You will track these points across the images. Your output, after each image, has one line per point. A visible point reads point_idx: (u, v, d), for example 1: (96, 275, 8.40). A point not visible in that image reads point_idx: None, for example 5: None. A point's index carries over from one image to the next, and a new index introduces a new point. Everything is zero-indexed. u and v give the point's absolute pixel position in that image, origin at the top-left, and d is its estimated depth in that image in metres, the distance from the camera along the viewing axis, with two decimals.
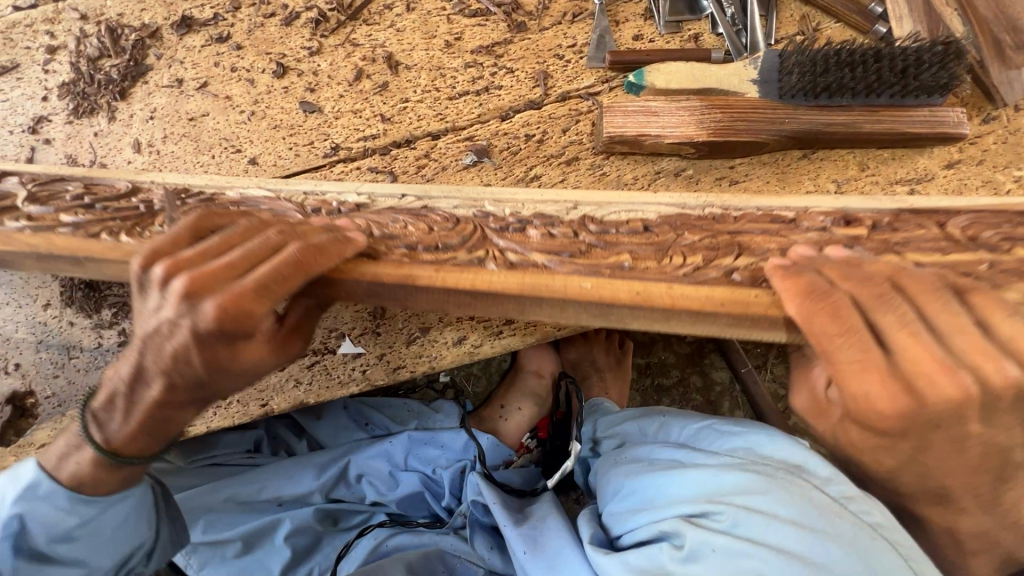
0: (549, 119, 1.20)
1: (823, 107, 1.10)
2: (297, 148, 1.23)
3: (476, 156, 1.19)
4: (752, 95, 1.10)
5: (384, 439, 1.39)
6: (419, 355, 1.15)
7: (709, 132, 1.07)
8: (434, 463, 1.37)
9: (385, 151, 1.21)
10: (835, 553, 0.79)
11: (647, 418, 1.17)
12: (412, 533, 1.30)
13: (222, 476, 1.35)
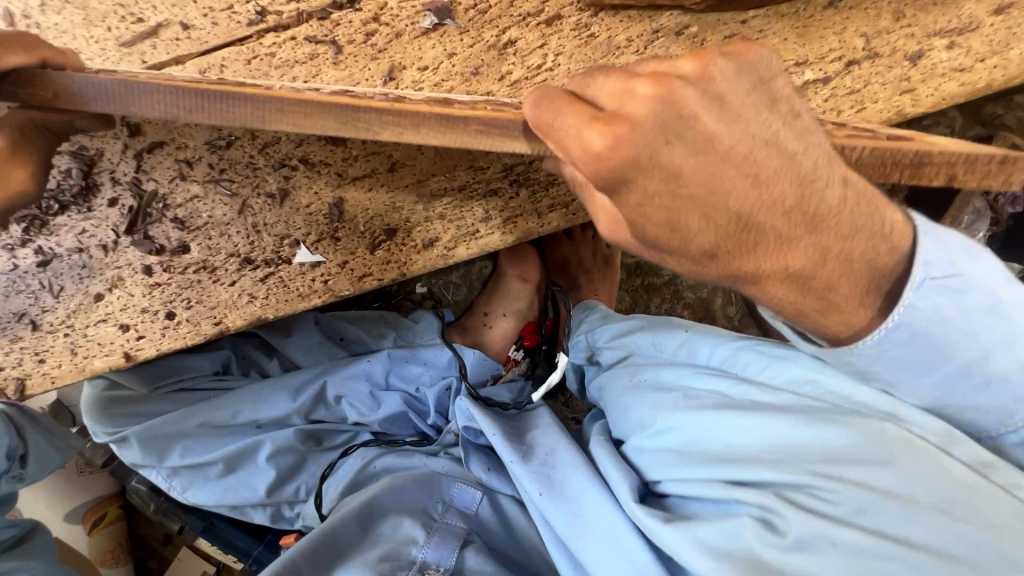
0: None
1: None
2: (213, 15, 0.98)
3: (437, 18, 0.97)
4: None
5: (361, 358, 1.31)
6: (387, 262, 1.05)
7: None
8: (417, 380, 1.31)
9: (322, 13, 0.98)
10: (1011, 550, 0.60)
11: (663, 329, 1.01)
12: (401, 455, 1.23)
13: (192, 401, 1.27)
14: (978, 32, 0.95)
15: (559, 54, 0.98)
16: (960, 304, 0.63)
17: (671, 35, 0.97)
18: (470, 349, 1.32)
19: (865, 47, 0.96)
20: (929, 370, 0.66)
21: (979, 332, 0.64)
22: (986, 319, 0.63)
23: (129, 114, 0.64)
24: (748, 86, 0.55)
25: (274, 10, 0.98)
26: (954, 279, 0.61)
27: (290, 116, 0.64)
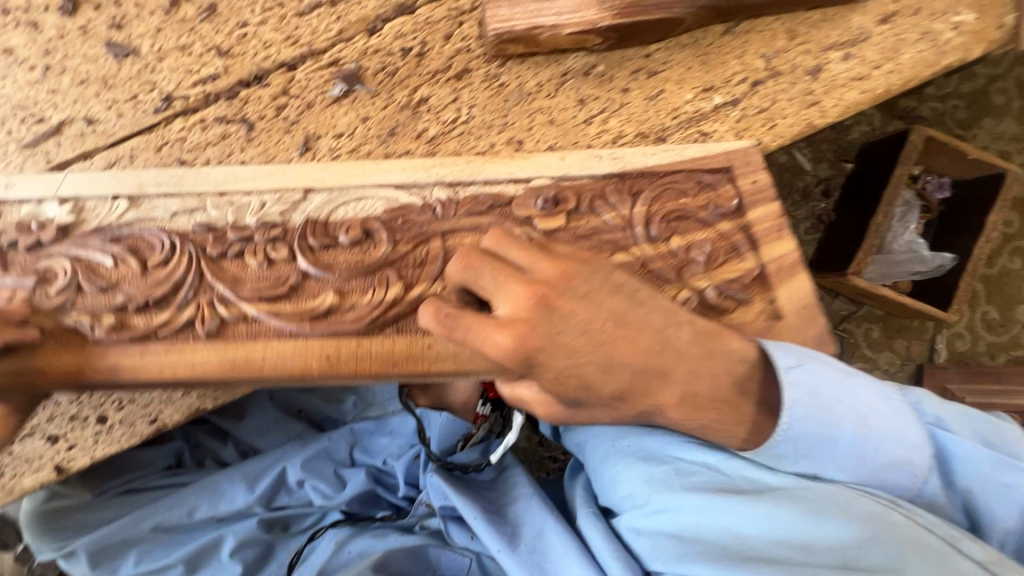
0: (425, 26, 0.98)
1: None
2: (118, 107, 0.97)
3: (346, 85, 0.98)
4: None
5: (321, 437, 1.27)
6: None
7: (614, 12, 0.89)
8: (384, 452, 1.28)
9: (231, 93, 0.98)
10: None
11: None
12: (377, 537, 1.15)
13: (143, 503, 1.20)
14: (869, 42, 1.00)
15: (474, 106, 0.98)
16: (825, 389, 0.76)
17: (579, 76, 0.99)
18: (437, 413, 1.27)
19: (767, 66, 0.99)
20: (832, 442, 0.76)
21: (850, 403, 0.76)
22: (850, 395, 0.77)
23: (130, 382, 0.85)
24: (596, 280, 0.72)
25: (180, 95, 0.97)
26: (808, 369, 0.76)
27: (261, 368, 0.85)
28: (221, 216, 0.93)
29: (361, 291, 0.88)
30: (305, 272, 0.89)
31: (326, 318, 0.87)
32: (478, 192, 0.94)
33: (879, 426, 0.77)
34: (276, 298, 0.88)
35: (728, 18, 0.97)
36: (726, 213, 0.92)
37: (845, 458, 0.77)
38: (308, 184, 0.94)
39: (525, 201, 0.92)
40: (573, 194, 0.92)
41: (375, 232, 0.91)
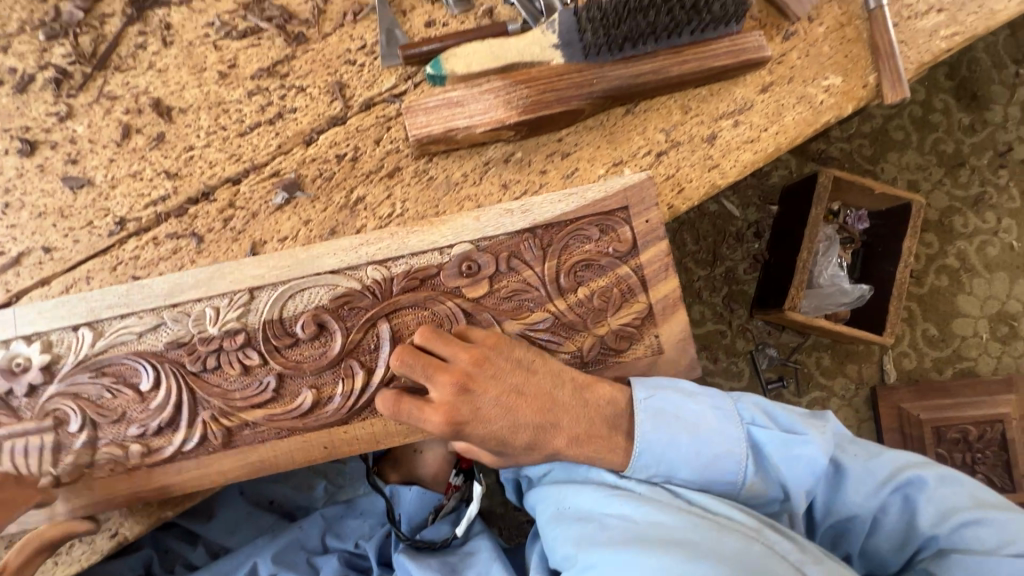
0: (356, 133, 1.08)
1: (630, 59, 1.05)
2: (74, 233, 1.04)
3: (287, 193, 1.06)
4: (555, 62, 1.04)
5: (292, 526, 1.28)
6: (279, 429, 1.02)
7: (519, 111, 1.01)
8: (356, 535, 1.29)
9: (180, 211, 1.05)
10: None
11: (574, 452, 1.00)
12: None
13: None
14: (753, 109, 1.12)
15: (407, 200, 1.07)
16: (669, 407, 0.95)
17: (500, 163, 1.09)
18: (405, 487, 1.28)
19: (667, 139, 1.10)
20: (676, 450, 0.94)
21: (697, 420, 0.94)
22: (692, 409, 0.95)
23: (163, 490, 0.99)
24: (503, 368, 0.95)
25: (132, 217, 1.05)
26: (659, 393, 0.96)
27: (267, 469, 1.01)
28: (185, 330, 1.01)
29: (333, 382, 1.03)
30: (279, 375, 1.02)
31: (311, 415, 1.02)
32: (409, 266, 1.04)
33: (712, 433, 0.93)
34: (266, 402, 1.01)
35: (626, 102, 1.09)
36: (624, 257, 1.07)
37: (688, 460, 0.93)
38: (252, 285, 1.02)
39: (451, 272, 1.04)
40: (493, 257, 1.04)
41: (328, 322, 1.02)
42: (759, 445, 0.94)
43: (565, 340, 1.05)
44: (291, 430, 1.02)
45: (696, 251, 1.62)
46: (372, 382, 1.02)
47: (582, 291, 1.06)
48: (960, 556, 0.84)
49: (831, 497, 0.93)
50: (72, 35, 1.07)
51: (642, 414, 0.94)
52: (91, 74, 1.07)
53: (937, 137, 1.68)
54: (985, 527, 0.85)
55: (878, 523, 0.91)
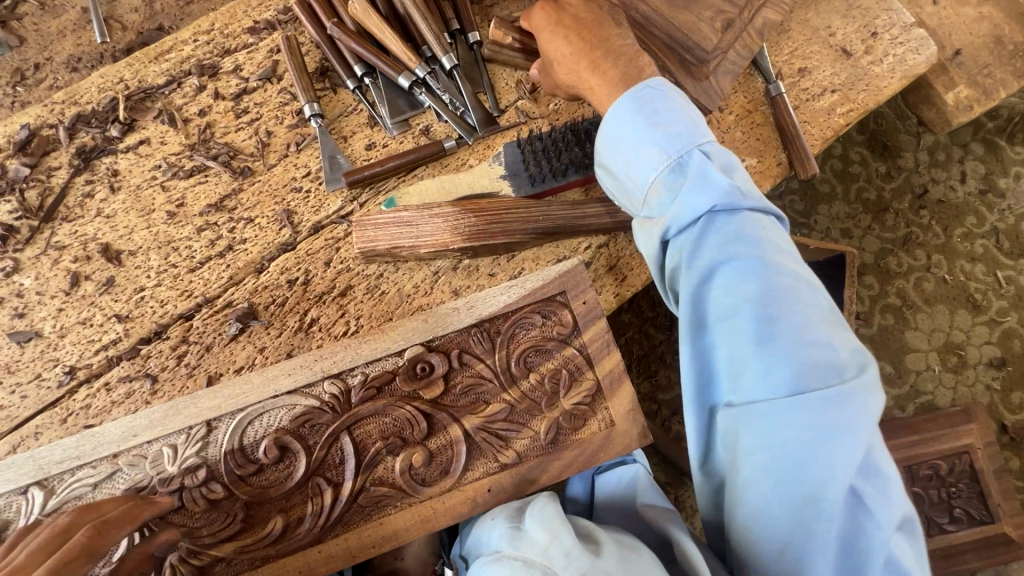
0: (306, 257, 1.11)
1: (573, 183, 1.13)
2: (22, 389, 1.02)
3: (241, 322, 1.07)
4: (505, 193, 1.11)
5: None
6: (251, 562, 0.96)
7: (464, 237, 1.04)
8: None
9: (133, 353, 1.05)
10: None
11: (480, 519, 1.00)
12: None
13: None
14: None
15: (362, 319, 1.09)
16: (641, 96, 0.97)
17: (449, 271, 1.12)
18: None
19: (607, 240, 1.16)
20: (625, 133, 0.97)
21: (677, 136, 0.93)
22: (668, 117, 0.95)
23: None
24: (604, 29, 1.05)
25: (84, 363, 1.04)
26: (652, 95, 0.97)
27: None
28: (142, 473, 0.96)
29: (302, 503, 0.98)
30: (246, 504, 0.97)
31: (283, 539, 0.96)
32: (365, 375, 1.02)
33: (657, 139, 0.94)
34: (236, 534, 0.96)
35: (572, 234, 1.11)
36: (569, 338, 1.06)
37: (624, 147, 0.97)
38: (208, 417, 0.98)
39: (405, 376, 1.02)
40: (444, 353, 1.04)
41: (291, 443, 0.99)
42: (686, 168, 0.92)
43: (524, 426, 1.03)
44: (264, 558, 0.96)
45: (655, 316, 1.66)
46: (343, 497, 0.98)
47: (534, 376, 1.04)
48: (785, 382, 0.77)
49: (712, 245, 0.87)
50: (19, 192, 1.10)
51: (626, 100, 0.98)
52: (38, 227, 1.09)
53: (860, 186, 1.81)
54: (807, 338, 0.79)
55: (729, 281, 0.84)
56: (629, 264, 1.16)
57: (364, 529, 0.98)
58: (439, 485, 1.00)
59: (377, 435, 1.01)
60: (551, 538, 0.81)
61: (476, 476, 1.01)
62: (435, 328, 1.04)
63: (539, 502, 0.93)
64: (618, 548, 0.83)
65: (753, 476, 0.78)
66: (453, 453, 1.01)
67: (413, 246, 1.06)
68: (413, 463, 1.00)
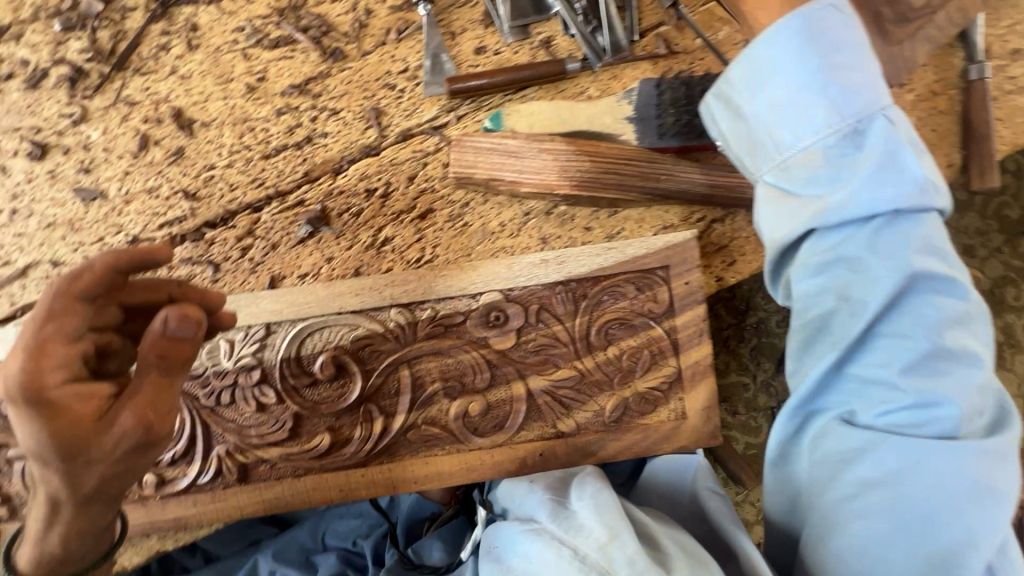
0: (389, 168, 1.00)
1: (709, 147, 0.95)
2: (84, 249, 0.98)
3: (312, 226, 0.98)
4: (627, 138, 0.95)
5: (294, 525, 1.31)
6: (294, 469, 0.95)
7: (573, 182, 0.92)
8: (354, 533, 1.28)
9: (197, 235, 0.99)
10: None
11: (517, 478, 0.94)
12: None
13: None
14: None
15: (438, 250, 0.99)
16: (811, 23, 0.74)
17: (541, 216, 0.99)
18: (405, 495, 1.30)
19: (725, 216, 1.00)
20: (792, 64, 0.74)
21: (867, 85, 0.73)
22: (854, 58, 0.74)
23: (180, 519, 0.94)
24: None
25: (146, 236, 0.98)
26: (839, 24, 0.75)
27: (289, 504, 0.95)
28: (197, 361, 0.93)
29: (351, 425, 0.95)
30: (296, 415, 0.95)
31: (327, 456, 0.95)
32: (435, 311, 0.95)
33: (835, 86, 0.72)
34: (282, 440, 0.95)
35: (689, 203, 0.98)
36: (659, 319, 0.96)
37: (783, 85, 0.75)
38: (269, 320, 0.94)
39: (477, 322, 0.95)
40: (522, 306, 0.95)
41: (348, 364, 0.94)
42: (873, 131, 0.72)
43: (590, 399, 0.96)
44: (307, 469, 0.95)
45: (730, 298, 1.53)
46: (392, 428, 0.95)
47: (612, 350, 0.96)
48: (941, 423, 0.66)
49: (895, 240, 0.70)
50: (91, 30, 0.99)
51: (803, 19, 0.74)
52: (109, 75, 0.99)
53: (1003, 201, 1.56)
54: (979, 382, 0.68)
55: (908, 294, 0.69)
56: (742, 248, 1.01)
57: (409, 464, 0.95)
58: (491, 438, 0.96)
59: (437, 375, 0.95)
60: (610, 538, 0.72)
61: (529, 438, 0.96)
62: (518, 278, 0.95)
63: (594, 484, 0.83)
64: (685, 557, 0.71)
65: (874, 516, 0.67)
66: (512, 409, 0.96)
67: (512, 182, 0.93)
68: (469, 411, 0.95)
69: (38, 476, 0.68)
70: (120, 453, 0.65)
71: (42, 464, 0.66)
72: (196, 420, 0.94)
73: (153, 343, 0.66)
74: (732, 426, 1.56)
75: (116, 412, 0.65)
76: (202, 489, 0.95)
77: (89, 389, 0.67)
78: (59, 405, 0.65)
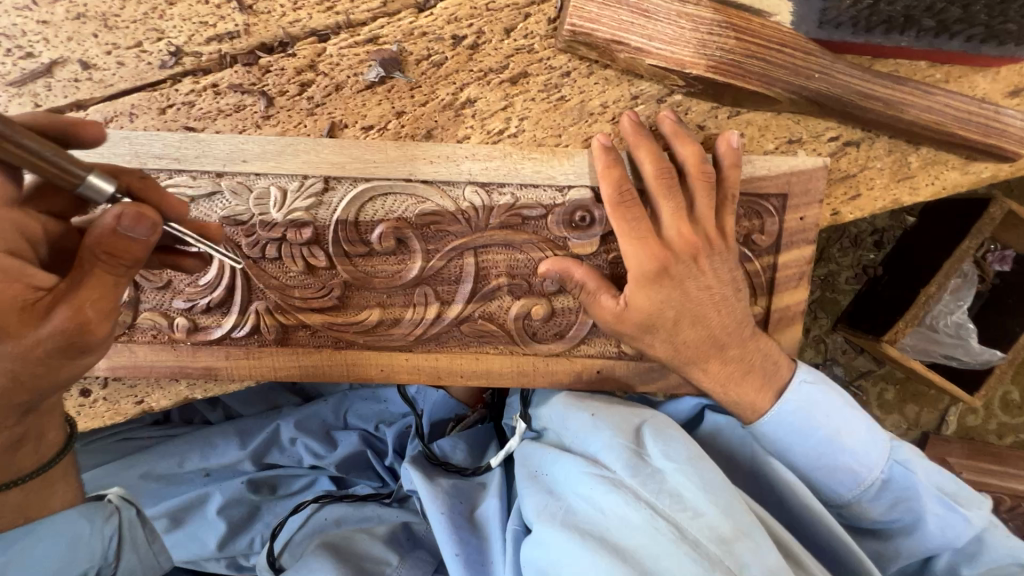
0: (485, 13, 0.83)
1: (873, 47, 0.79)
2: (119, 54, 0.84)
3: (384, 70, 0.83)
4: (781, 21, 0.78)
5: (317, 399, 1.31)
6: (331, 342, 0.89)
7: (710, 63, 0.78)
8: (376, 418, 1.30)
9: (250, 58, 0.84)
10: None
11: (576, 400, 0.92)
12: (352, 505, 1.20)
13: (158, 452, 1.25)
14: (1008, 113, 0.82)
15: (530, 123, 0.84)
16: (818, 411, 0.82)
17: (652, 103, 0.84)
18: (432, 391, 1.30)
19: (865, 139, 0.85)
20: (795, 429, 0.82)
21: (834, 460, 0.82)
22: (840, 417, 0.82)
23: (211, 371, 0.89)
24: None
25: (191, 50, 0.84)
26: (802, 389, 0.83)
27: (319, 376, 0.90)
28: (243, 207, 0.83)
29: (403, 307, 0.88)
30: (345, 284, 0.86)
31: (373, 333, 0.88)
32: (514, 199, 0.83)
33: (824, 413, 0.82)
34: (326, 308, 0.87)
35: (831, 115, 0.83)
36: (758, 253, 0.87)
37: (785, 446, 0.84)
38: (327, 172, 0.82)
39: (559, 219, 0.83)
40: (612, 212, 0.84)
41: (409, 240, 0.84)
42: (889, 488, 0.81)
43: None
44: (348, 343, 0.89)
45: None
46: (447, 318, 0.87)
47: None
48: None
49: (931, 508, 0.79)
50: None
51: (791, 393, 0.82)
52: None
53: None
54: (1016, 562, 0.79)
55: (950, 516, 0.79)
56: (871, 182, 0.87)
57: (458, 356, 0.90)
58: (549, 347, 0.90)
59: (504, 270, 0.86)
60: (738, 533, 0.69)
61: (589, 353, 0.90)
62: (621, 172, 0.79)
63: (685, 445, 0.79)
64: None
65: None
66: (577, 321, 0.88)
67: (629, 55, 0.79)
68: (530, 315, 0.88)
69: None
70: (46, 352, 0.58)
71: None
72: (233, 281, 0.86)
73: (99, 237, 0.57)
74: None
75: (49, 307, 0.58)
76: (235, 344, 0.89)
77: (31, 270, 0.60)
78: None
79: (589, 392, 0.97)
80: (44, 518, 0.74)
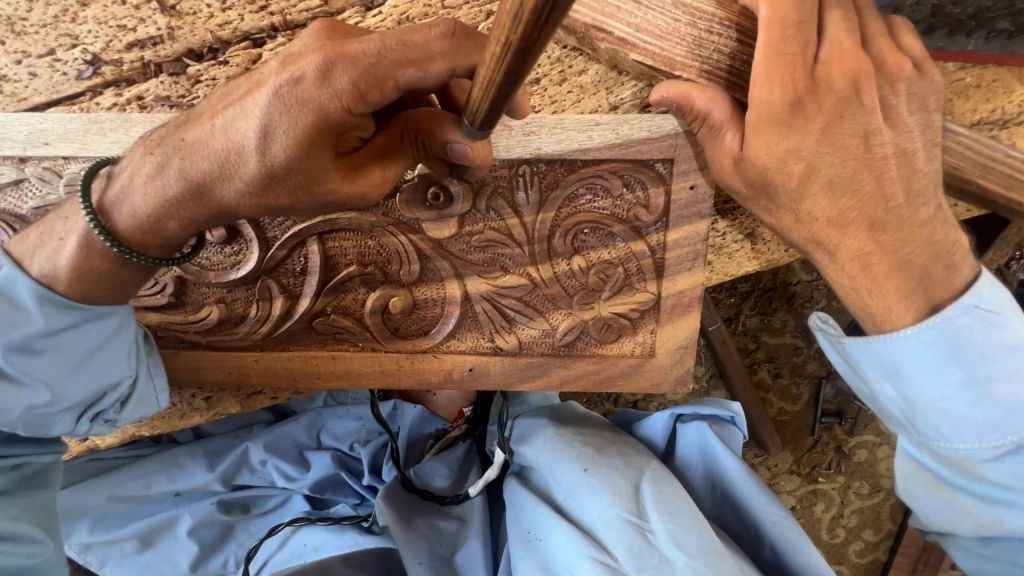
0: (440, 11, 0.72)
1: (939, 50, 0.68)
2: (30, 63, 0.74)
3: None
4: None
5: (289, 419, 1.24)
6: (272, 378, 0.82)
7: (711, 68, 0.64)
8: (352, 437, 1.23)
9: (176, 66, 0.74)
10: None
11: (565, 448, 0.88)
12: (332, 532, 1.13)
13: (125, 473, 1.20)
14: None
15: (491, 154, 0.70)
16: (1006, 352, 0.58)
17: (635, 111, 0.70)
18: (408, 407, 1.21)
19: None
20: (925, 358, 0.59)
21: None
22: None
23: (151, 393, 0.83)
24: None
25: (111, 58, 0.74)
26: (962, 318, 0.58)
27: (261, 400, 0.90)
28: (55, 194, 0.76)
29: (246, 302, 0.78)
30: (180, 279, 0.77)
31: (218, 331, 0.80)
32: None
33: None
34: (161, 304, 0.78)
35: None
36: (645, 230, 0.73)
37: (908, 376, 0.60)
38: None
39: (411, 198, 0.72)
40: (473, 187, 0.72)
41: (242, 227, 0.73)
42: None
43: (538, 316, 0.78)
44: (193, 343, 0.81)
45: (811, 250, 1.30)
46: (296, 313, 0.78)
47: (578, 261, 0.75)
48: None
49: None
50: None
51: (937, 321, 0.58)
52: None
53: None
54: None
55: None
56: None
57: (313, 355, 0.81)
58: (414, 343, 0.80)
59: (354, 258, 0.76)
60: None
61: (460, 348, 0.80)
62: (575, 198, 0.72)
63: (694, 529, 0.73)
64: None
65: None
66: (442, 314, 0.78)
67: (689, 87, 0.63)
68: (390, 307, 0.78)
69: (209, 157, 0.59)
70: (323, 202, 0.61)
71: (280, 170, 0.57)
72: (174, 327, 0.80)
73: (424, 122, 0.59)
74: (766, 388, 1.40)
75: (354, 167, 0.60)
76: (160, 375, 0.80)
77: (361, 124, 0.57)
78: (314, 81, 0.54)
79: (577, 431, 0.93)
80: (118, 308, 0.71)
